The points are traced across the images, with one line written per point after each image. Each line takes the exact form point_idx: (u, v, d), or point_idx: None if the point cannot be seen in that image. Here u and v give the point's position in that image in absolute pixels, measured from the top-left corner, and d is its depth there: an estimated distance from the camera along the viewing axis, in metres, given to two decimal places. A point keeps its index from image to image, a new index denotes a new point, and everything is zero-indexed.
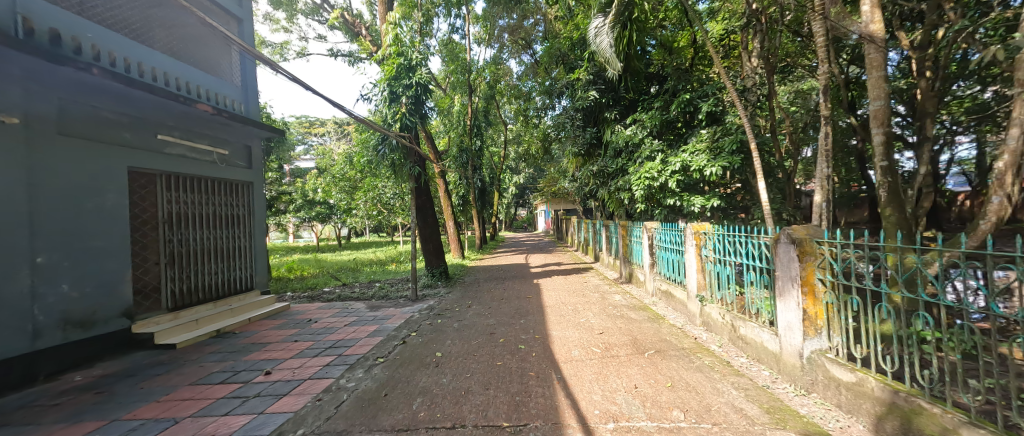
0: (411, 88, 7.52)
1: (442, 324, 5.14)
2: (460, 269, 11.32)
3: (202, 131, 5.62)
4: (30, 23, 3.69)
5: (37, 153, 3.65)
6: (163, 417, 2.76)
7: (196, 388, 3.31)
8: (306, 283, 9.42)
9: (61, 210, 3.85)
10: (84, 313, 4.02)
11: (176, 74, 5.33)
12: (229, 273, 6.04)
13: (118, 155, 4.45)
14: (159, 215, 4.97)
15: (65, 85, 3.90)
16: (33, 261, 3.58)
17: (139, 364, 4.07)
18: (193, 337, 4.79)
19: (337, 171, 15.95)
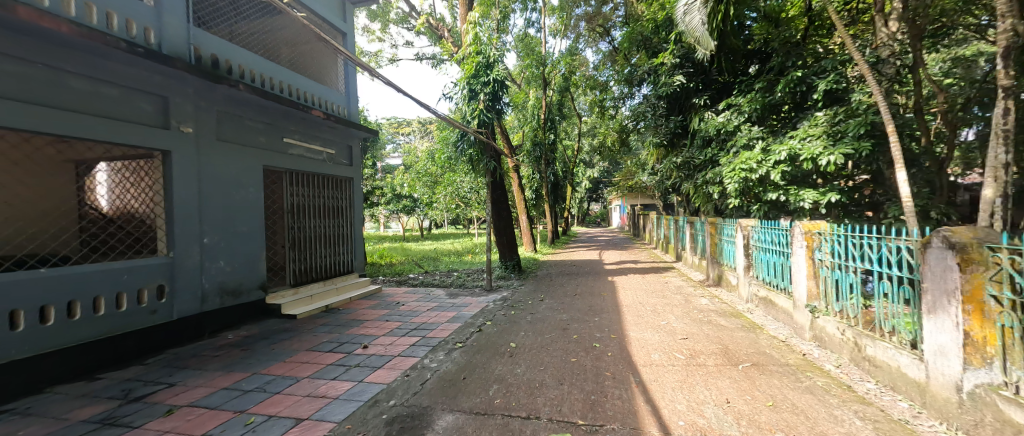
0: (488, 85, 7.73)
1: (515, 316, 5.24)
2: (533, 263, 11.41)
3: (316, 134, 6.46)
4: (198, 51, 4.57)
5: (204, 154, 4.53)
6: (288, 375, 3.24)
7: (312, 354, 3.84)
8: (394, 269, 10.35)
9: (219, 201, 4.72)
10: (235, 285, 4.92)
11: (300, 86, 6.16)
12: (335, 257, 6.89)
13: (258, 156, 5.32)
14: (284, 206, 5.82)
15: (220, 99, 4.75)
16: (202, 241, 4.47)
17: (268, 329, 4.87)
18: (308, 311, 5.59)
19: (420, 167, 16.84)
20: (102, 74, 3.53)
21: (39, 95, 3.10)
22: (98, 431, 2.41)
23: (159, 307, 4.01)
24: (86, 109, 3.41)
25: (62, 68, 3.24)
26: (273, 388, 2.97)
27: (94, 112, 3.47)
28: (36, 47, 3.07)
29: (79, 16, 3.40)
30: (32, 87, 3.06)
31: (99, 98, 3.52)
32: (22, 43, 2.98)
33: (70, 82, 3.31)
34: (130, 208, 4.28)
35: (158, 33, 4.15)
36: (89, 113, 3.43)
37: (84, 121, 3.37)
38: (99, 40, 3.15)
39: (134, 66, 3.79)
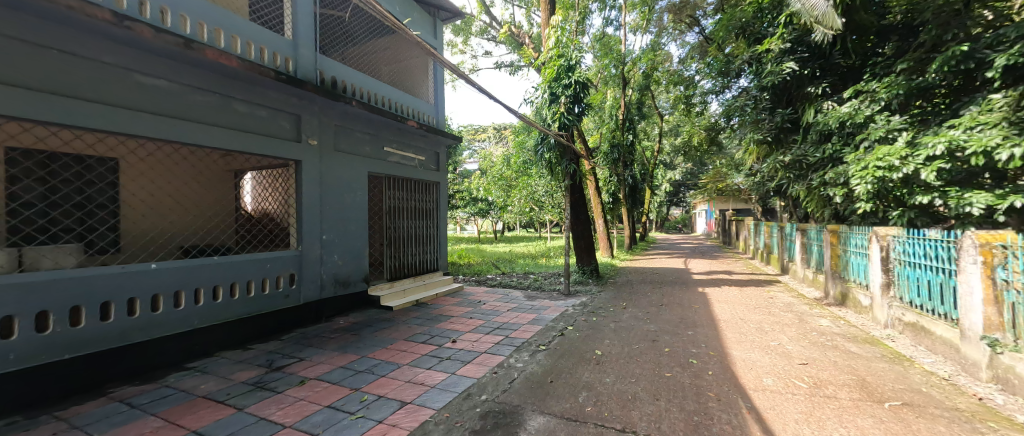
0: (570, 88, 7.64)
1: (597, 323, 5.07)
2: (611, 269, 10.94)
3: (411, 142, 7.03)
4: (322, 74, 5.30)
5: (325, 162, 5.23)
6: (390, 361, 3.57)
7: (409, 344, 4.17)
8: (473, 269, 10.79)
9: (335, 203, 5.39)
10: (346, 276, 5.59)
11: (398, 99, 6.77)
12: (424, 256, 7.41)
13: (364, 163, 5.96)
14: (384, 208, 6.46)
15: (338, 115, 5.44)
16: (322, 238, 5.15)
17: (371, 317, 5.44)
18: (402, 303, 6.12)
19: (495, 171, 16.37)
20: (258, 99, 4.31)
21: (216, 119, 3.90)
22: (251, 392, 2.92)
23: (291, 292, 4.74)
24: (246, 128, 4.21)
25: (232, 97, 4.04)
26: (380, 371, 3.29)
27: (251, 130, 4.26)
28: (216, 81, 3.86)
29: (242, 53, 4.26)
30: (212, 113, 3.87)
31: (255, 118, 4.31)
32: (207, 78, 3.78)
33: (237, 107, 4.11)
34: (270, 209, 5.13)
35: (295, 62, 4.92)
36: (248, 131, 4.21)
37: (245, 138, 4.15)
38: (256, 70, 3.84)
39: (278, 91, 4.54)
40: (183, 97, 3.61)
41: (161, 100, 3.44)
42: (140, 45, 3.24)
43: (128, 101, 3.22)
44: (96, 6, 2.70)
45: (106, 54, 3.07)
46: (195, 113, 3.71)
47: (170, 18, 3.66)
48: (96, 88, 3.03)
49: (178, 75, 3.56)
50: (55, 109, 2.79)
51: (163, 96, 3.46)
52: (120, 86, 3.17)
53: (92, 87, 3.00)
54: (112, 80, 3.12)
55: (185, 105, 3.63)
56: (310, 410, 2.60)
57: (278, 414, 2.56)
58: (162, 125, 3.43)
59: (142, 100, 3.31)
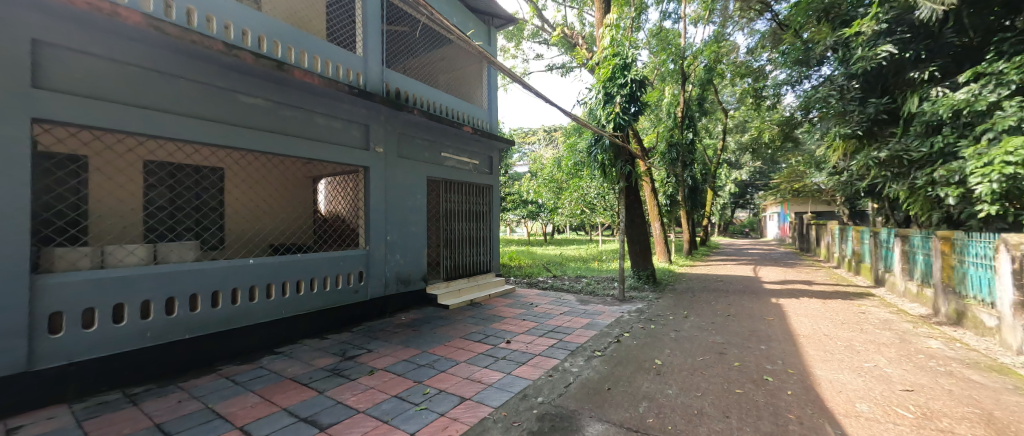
0: (626, 87, 7.39)
1: (656, 331, 4.84)
2: (670, 275, 10.38)
3: (466, 147, 7.25)
4: (388, 86, 5.69)
5: (389, 168, 5.57)
6: (449, 358, 3.72)
7: (465, 342, 4.31)
8: (524, 271, 10.84)
9: (398, 206, 5.72)
10: (407, 275, 5.92)
11: (455, 106, 7.03)
12: (477, 257, 7.60)
13: (424, 168, 6.26)
14: (441, 210, 6.74)
15: (402, 123, 5.79)
16: (386, 239, 5.50)
17: (430, 315, 5.70)
18: (458, 303, 6.33)
19: (546, 173, 16.63)
20: (334, 112, 4.75)
21: (301, 131, 4.38)
22: (329, 378, 3.22)
23: (360, 288, 5.13)
24: (325, 139, 4.66)
25: (313, 111, 4.50)
26: (440, 366, 3.45)
27: (329, 140, 4.70)
28: (301, 98, 4.33)
29: (321, 71, 4.73)
30: (298, 125, 4.35)
31: (333, 128, 4.75)
32: (294, 96, 4.25)
33: (317, 119, 4.57)
34: (342, 212, 5.60)
35: (365, 77, 5.34)
36: (326, 141, 4.67)
37: (323, 148, 4.60)
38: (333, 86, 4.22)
39: (351, 104, 4.95)
40: (275, 113, 4.11)
41: (257, 116, 3.95)
42: (243, 69, 3.74)
43: (232, 118, 3.74)
44: (211, 38, 3.17)
45: (218, 79, 3.60)
46: (284, 126, 4.20)
47: (265, 44, 4.18)
48: (209, 108, 3.57)
49: (271, 94, 4.05)
50: (179, 127, 3.35)
51: (259, 112, 3.97)
52: (227, 106, 3.70)
53: (206, 107, 3.55)
54: (222, 101, 3.65)
55: (275, 120, 4.13)
56: (379, 398, 2.79)
57: (352, 399, 2.80)
58: (258, 138, 3.95)
59: (243, 116, 3.83)
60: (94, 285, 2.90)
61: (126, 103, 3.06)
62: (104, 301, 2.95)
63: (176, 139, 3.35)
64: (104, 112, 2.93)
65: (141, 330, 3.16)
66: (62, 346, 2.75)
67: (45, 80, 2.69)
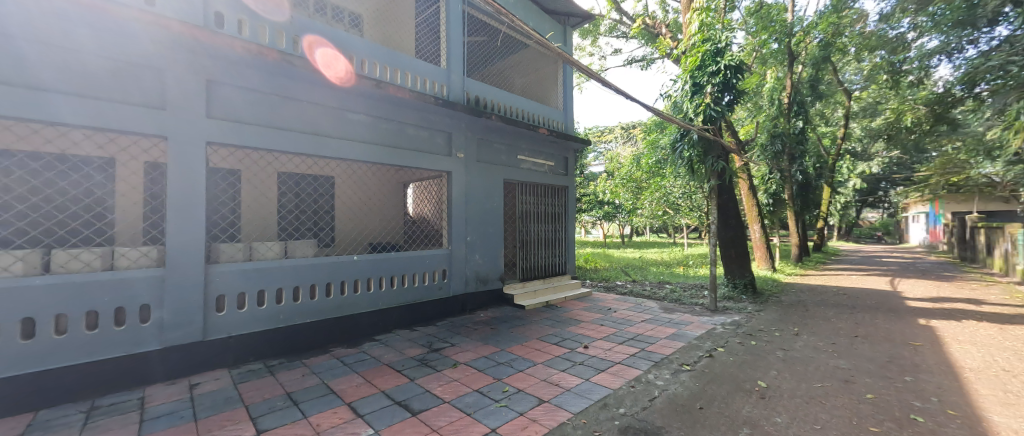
0: (718, 74, 6.65)
1: (758, 347, 4.27)
2: (772, 284, 9.11)
3: (542, 149, 7.23)
4: (469, 95, 5.95)
5: (469, 171, 5.83)
6: (526, 358, 3.73)
7: (542, 344, 4.29)
8: (601, 274, 10.45)
9: (477, 208, 5.95)
10: (485, 275, 6.11)
11: (531, 109, 7.07)
12: (552, 259, 7.54)
13: (502, 171, 6.41)
14: (518, 212, 6.84)
15: (481, 129, 6.02)
16: (466, 239, 5.75)
17: (507, 314, 5.81)
18: (534, 304, 6.35)
19: (624, 173, 15.76)
20: (378, 113, 4.63)
21: (345, 131, 4.34)
22: (417, 367, 3.47)
23: (443, 285, 5.44)
24: (369, 138, 4.56)
25: (358, 111, 4.44)
26: (518, 366, 3.48)
27: (375, 140, 4.62)
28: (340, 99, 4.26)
29: (411, 86, 5.17)
30: (341, 126, 4.31)
31: (379, 128, 4.66)
32: (336, 96, 4.22)
33: (361, 120, 4.49)
34: (427, 214, 6.01)
35: (448, 88, 5.67)
36: (370, 141, 4.57)
37: (367, 148, 4.51)
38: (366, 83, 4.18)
39: (436, 114, 5.29)
40: (319, 114, 4.12)
41: (300, 118, 3.98)
42: (282, 71, 3.79)
43: (276, 121, 3.80)
44: (242, 41, 3.39)
45: (259, 82, 3.65)
46: (381, 137, 4.69)
47: (298, 46, 4.11)
48: (252, 112, 3.64)
49: (372, 109, 4.56)
50: (224, 131, 3.44)
51: (363, 127, 4.50)
52: (270, 109, 3.77)
53: (250, 111, 3.63)
54: (264, 104, 3.72)
55: (318, 122, 4.12)
56: (463, 390, 2.92)
57: (438, 389, 2.97)
58: (301, 140, 3.95)
59: (286, 119, 3.87)
60: (245, 274, 3.63)
61: (175, 110, 3.20)
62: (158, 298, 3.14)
63: (245, 146, 3.58)
64: (151, 119, 3.06)
65: (275, 313, 3.82)
66: (120, 338, 2.97)
67: (216, 112, 3.42)
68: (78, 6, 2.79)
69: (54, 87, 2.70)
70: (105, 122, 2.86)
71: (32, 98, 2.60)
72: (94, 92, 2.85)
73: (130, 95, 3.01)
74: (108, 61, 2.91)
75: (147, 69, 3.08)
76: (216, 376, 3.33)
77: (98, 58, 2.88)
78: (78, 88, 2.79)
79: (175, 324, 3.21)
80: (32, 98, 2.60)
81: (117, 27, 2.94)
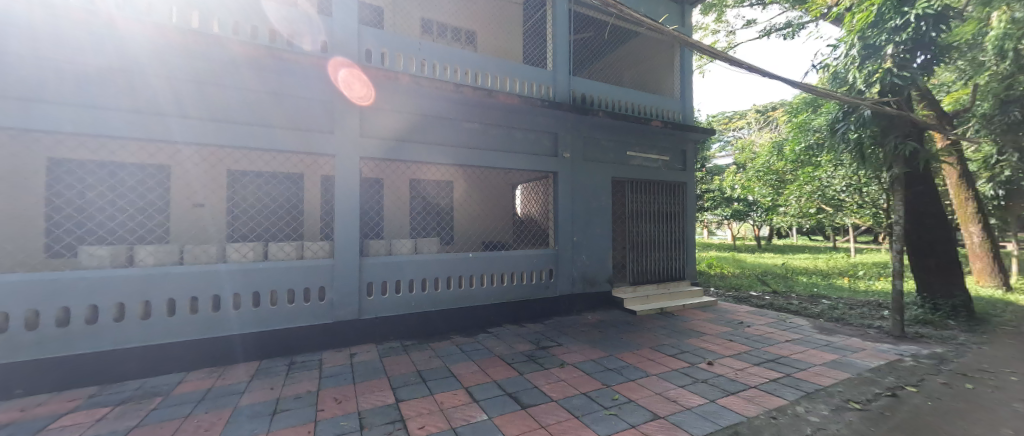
0: (906, 29, 4.76)
1: (969, 393, 3.19)
2: (996, 308, 6.69)
3: (655, 143, 6.68)
4: (574, 93, 5.87)
5: (575, 171, 5.75)
6: (639, 367, 3.52)
7: (657, 354, 3.99)
8: (730, 281, 9.18)
9: (585, 208, 5.85)
10: (593, 276, 5.96)
11: (643, 101, 6.59)
12: (668, 262, 6.93)
13: (611, 169, 6.15)
14: (628, 211, 6.50)
15: (588, 126, 5.88)
16: (573, 240, 5.71)
17: (617, 319, 5.55)
18: (647, 310, 5.93)
19: (761, 163, 13.02)
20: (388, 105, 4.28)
21: (345, 126, 4.06)
22: (527, 363, 3.59)
23: (550, 284, 5.50)
24: (376, 132, 4.23)
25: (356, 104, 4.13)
26: (630, 375, 3.31)
27: (385, 134, 4.27)
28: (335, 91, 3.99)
29: (518, 91, 5.37)
30: (340, 120, 4.05)
31: (390, 120, 4.31)
32: (334, 90, 4.00)
33: (363, 114, 4.16)
34: (533, 214, 6.17)
35: (554, 88, 5.70)
36: (377, 135, 4.23)
37: (370, 142, 4.16)
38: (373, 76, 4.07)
39: (543, 115, 5.38)
40: (317, 110, 3.96)
41: (298, 115, 3.87)
42: (271, 66, 3.74)
43: (270, 119, 3.74)
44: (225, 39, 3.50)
45: (255, 82, 3.67)
46: (492, 142, 4.99)
47: (409, 64, 4.60)
48: (244, 111, 3.64)
49: (483, 117, 4.89)
50: (216, 131, 3.47)
51: (476, 134, 4.87)
52: (266, 108, 3.74)
53: (245, 110, 3.64)
54: (259, 104, 3.71)
55: (316, 118, 3.97)
56: (570, 391, 2.91)
57: (546, 387, 3.02)
58: (292, 136, 3.78)
59: (279, 117, 3.79)
60: (388, 264, 4.29)
61: (157, 112, 3.30)
62: (233, 288, 3.55)
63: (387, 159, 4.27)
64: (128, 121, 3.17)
65: (408, 301, 4.41)
66: (289, 313, 3.80)
67: (367, 132, 4.18)
68: (68, 22, 3.07)
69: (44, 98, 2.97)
70: (93, 126, 3.06)
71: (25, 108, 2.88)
72: (85, 100, 3.08)
73: (126, 101, 3.22)
74: (92, 68, 3.12)
75: (139, 74, 3.27)
76: (368, 348, 4.03)
77: (83, 66, 3.10)
78: (69, 96, 3.04)
79: (341, 303, 4.01)
80: (22, 107, 2.88)
81: (106, 38, 3.17)
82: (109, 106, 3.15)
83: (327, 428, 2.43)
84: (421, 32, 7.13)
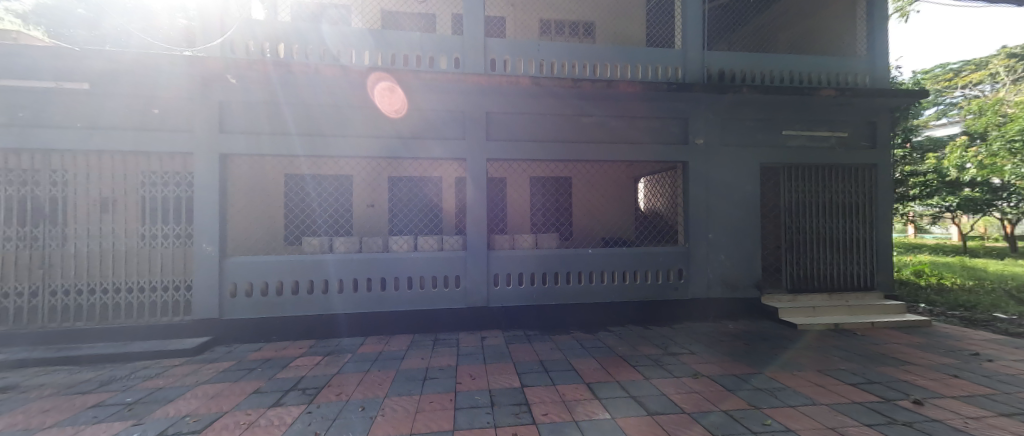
0: None
1: None
2: None
3: (825, 117, 5.38)
4: (709, 69, 5.20)
5: (711, 159, 5.11)
6: (799, 392, 2.96)
7: (828, 379, 3.27)
8: (956, 297, 6.75)
9: (723, 200, 5.15)
10: (734, 279, 5.20)
11: (806, 67, 5.37)
12: (845, 267, 5.55)
13: (759, 154, 5.23)
14: (782, 203, 5.43)
15: (729, 107, 5.12)
16: (708, 237, 5.10)
17: (769, 331, 4.73)
18: (814, 325, 4.86)
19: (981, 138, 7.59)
20: (409, 103, 4.40)
21: (353, 130, 4.33)
22: (654, 367, 3.41)
23: (680, 285, 5.05)
24: (397, 133, 4.41)
25: (366, 107, 4.34)
26: (786, 399, 2.82)
27: (400, 134, 4.41)
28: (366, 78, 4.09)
29: (640, 77, 5.06)
30: (352, 125, 4.34)
31: (429, 120, 4.49)
32: (345, 94, 4.25)
33: (367, 116, 4.36)
34: (658, 208, 5.79)
35: (683, 69, 5.17)
36: (399, 137, 4.41)
37: (368, 144, 4.33)
38: (425, 79, 4.20)
39: (670, 101, 4.94)
40: (331, 114, 4.30)
41: (311, 122, 4.26)
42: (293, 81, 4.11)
43: (305, 129, 4.24)
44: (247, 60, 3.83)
45: (290, 95, 4.17)
46: (611, 134, 4.85)
47: (530, 67, 4.84)
48: (271, 122, 4.20)
49: (602, 110, 4.79)
50: (250, 144, 4.13)
51: (591, 128, 4.80)
52: (304, 118, 4.24)
53: (288, 122, 4.22)
54: (299, 116, 4.23)
55: (333, 122, 4.31)
56: (706, 406, 2.66)
57: (677, 396, 2.83)
58: (306, 143, 4.23)
59: (301, 124, 4.24)
60: (511, 257, 4.61)
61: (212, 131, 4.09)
62: (336, 274, 4.28)
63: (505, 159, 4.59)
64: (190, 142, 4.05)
65: (531, 293, 4.66)
66: (430, 298, 4.46)
67: (492, 135, 4.58)
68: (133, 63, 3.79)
69: (145, 126, 4.00)
70: (151, 145, 3.97)
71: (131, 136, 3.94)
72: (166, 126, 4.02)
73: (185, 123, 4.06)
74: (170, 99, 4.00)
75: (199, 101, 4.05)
76: (496, 334, 4.45)
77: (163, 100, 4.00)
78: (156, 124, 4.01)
79: (474, 290, 4.51)
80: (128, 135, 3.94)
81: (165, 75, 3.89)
82: (169, 129, 4.03)
83: (465, 399, 2.80)
84: (540, 33, 7.36)
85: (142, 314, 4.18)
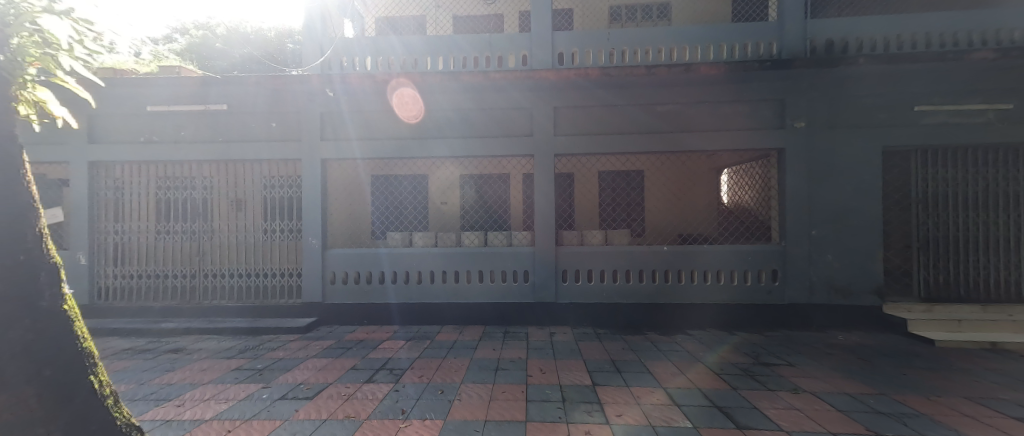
0: None
1: None
2: None
3: (981, 85, 4.24)
4: (813, 41, 4.49)
5: (815, 144, 4.44)
6: (937, 421, 2.46)
7: (981, 409, 2.66)
8: None
9: (830, 191, 4.45)
10: (845, 283, 4.45)
11: (951, 25, 4.34)
12: (1006, 272, 4.44)
13: (881, 136, 4.39)
14: (913, 194, 4.53)
15: (841, 82, 4.37)
16: (810, 234, 4.45)
17: (895, 347, 3.98)
18: (959, 342, 3.97)
19: None
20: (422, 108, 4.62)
21: (402, 130, 4.66)
22: (742, 377, 3.10)
23: (774, 289, 4.51)
24: (454, 134, 4.62)
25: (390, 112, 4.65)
26: (917, 428, 2.36)
27: (462, 134, 4.61)
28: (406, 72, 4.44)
29: (724, 57, 4.57)
30: (405, 127, 4.66)
31: (489, 119, 4.62)
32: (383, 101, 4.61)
33: (420, 117, 4.65)
34: (747, 202, 5.24)
35: (780, 43, 4.55)
36: (457, 136, 4.61)
37: (413, 146, 4.61)
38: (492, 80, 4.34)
39: (763, 81, 4.40)
40: (389, 119, 4.67)
41: (388, 127, 4.67)
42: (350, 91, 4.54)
43: (364, 135, 4.68)
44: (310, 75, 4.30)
45: (349, 104, 4.63)
46: (690, 123, 4.49)
47: (598, 57, 4.67)
48: (333, 128, 4.71)
49: (678, 97, 4.45)
50: (318, 151, 4.69)
51: (665, 117, 4.49)
52: (365, 125, 4.68)
53: (353, 129, 4.69)
54: (361, 123, 4.69)
55: (381, 125, 4.68)
56: (810, 427, 2.34)
57: (771, 411, 2.54)
58: (365, 146, 4.65)
59: (355, 130, 4.69)
60: (580, 254, 4.56)
61: (289, 139, 4.73)
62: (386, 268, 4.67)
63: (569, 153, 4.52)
64: (272, 150, 4.71)
65: (602, 291, 4.56)
66: (499, 292, 4.62)
67: (559, 131, 4.54)
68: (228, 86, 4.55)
69: (240, 138, 4.76)
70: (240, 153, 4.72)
71: (229, 147, 4.72)
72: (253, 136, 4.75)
73: (267, 134, 4.75)
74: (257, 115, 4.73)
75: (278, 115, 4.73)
76: (565, 330, 4.44)
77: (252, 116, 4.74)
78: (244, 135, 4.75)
79: (542, 286, 4.55)
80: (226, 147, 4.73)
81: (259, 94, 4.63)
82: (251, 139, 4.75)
83: (536, 392, 2.86)
84: (609, 21, 7.07)
85: (246, 295, 5.03)
